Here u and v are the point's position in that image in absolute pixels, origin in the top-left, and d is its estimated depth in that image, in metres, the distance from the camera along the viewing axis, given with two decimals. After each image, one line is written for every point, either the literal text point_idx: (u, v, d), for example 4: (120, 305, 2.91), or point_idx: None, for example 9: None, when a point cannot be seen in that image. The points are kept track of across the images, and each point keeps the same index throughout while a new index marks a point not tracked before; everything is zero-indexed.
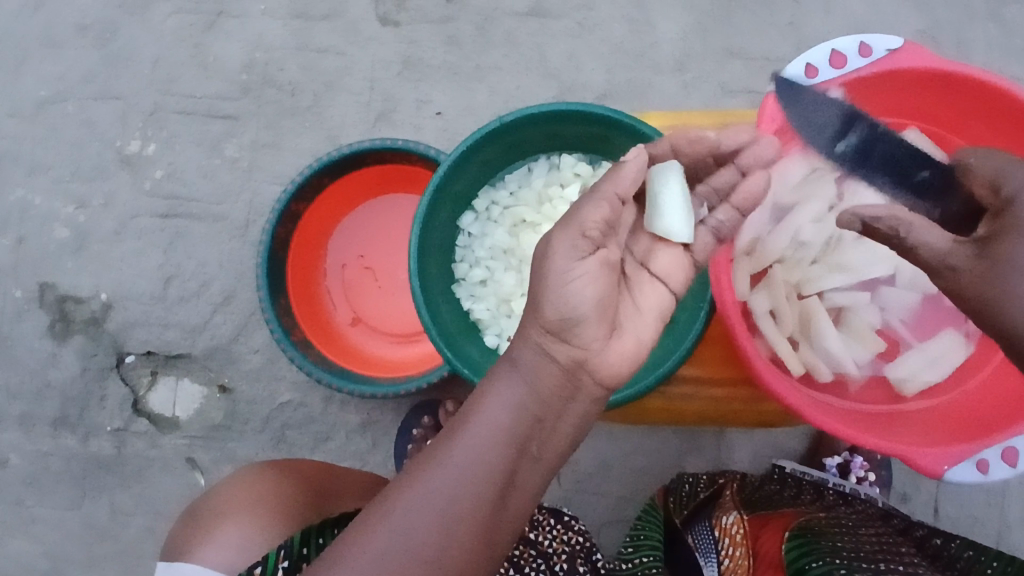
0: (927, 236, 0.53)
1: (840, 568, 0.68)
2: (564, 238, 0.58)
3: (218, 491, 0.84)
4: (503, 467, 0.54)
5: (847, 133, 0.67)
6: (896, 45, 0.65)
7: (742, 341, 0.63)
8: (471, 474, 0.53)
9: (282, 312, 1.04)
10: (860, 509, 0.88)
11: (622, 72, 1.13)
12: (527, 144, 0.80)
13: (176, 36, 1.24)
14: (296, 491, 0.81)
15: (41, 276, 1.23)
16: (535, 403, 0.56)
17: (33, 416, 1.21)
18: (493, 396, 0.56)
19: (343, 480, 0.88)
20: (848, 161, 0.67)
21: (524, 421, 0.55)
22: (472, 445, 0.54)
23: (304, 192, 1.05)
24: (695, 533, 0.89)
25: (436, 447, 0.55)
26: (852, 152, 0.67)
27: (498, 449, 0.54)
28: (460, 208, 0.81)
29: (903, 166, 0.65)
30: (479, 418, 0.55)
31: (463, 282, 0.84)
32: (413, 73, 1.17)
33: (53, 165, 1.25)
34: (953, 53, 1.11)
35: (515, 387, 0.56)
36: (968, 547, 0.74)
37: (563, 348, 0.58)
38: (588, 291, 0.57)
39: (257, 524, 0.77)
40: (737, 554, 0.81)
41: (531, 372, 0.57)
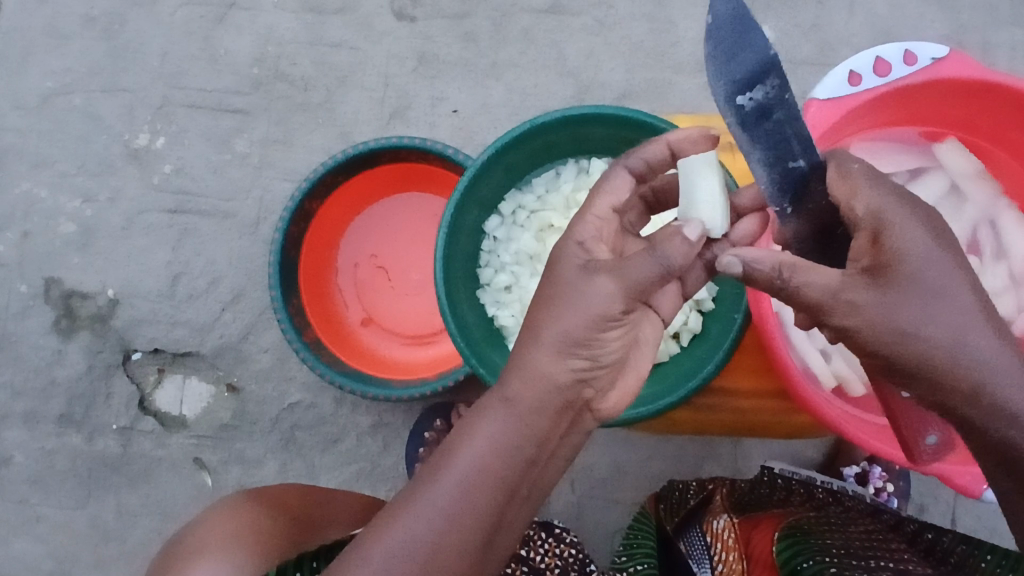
0: (813, 273, 0.50)
1: (831, 566, 0.67)
2: (612, 288, 0.52)
3: (200, 523, 0.80)
4: (490, 514, 0.50)
5: (754, 88, 0.49)
6: (941, 54, 0.64)
7: (778, 352, 0.62)
8: (456, 522, 0.49)
9: (294, 312, 1.02)
10: (851, 507, 0.85)
11: (641, 71, 1.11)
12: (556, 146, 0.78)
13: (185, 29, 1.21)
14: (279, 529, 0.78)
15: (46, 272, 1.21)
16: (531, 443, 0.51)
17: (38, 414, 1.19)
18: (481, 435, 0.51)
19: (329, 506, 0.88)
20: (746, 118, 0.51)
21: (518, 464, 0.51)
22: (459, 490, 0.49)
23: (318, 190, 1.02)
24: (688, 542, 0.86)
25: (416, 485, 0.51)
26: (753, 111, 0.50)
27: (487, 493, 0.50)
28: (486, 211, 0.80)
29: (788, 151, 0.52)
30: (473, 454, 0.50)
31: (488, 287, 0.82)
32: (428, 69, 1.15)
33: (59, 159, 1.23)
34: (977, 55, 1.09)
35: (515, 427, 0.51)
36: (960, 540, 0.69)
37: (565, 393, 0.53)
38: (612, 341, 0.54)
39: (244, 554, 0.73)
40: (731, 559, 0.79)
41: (527, 410, 0.52)
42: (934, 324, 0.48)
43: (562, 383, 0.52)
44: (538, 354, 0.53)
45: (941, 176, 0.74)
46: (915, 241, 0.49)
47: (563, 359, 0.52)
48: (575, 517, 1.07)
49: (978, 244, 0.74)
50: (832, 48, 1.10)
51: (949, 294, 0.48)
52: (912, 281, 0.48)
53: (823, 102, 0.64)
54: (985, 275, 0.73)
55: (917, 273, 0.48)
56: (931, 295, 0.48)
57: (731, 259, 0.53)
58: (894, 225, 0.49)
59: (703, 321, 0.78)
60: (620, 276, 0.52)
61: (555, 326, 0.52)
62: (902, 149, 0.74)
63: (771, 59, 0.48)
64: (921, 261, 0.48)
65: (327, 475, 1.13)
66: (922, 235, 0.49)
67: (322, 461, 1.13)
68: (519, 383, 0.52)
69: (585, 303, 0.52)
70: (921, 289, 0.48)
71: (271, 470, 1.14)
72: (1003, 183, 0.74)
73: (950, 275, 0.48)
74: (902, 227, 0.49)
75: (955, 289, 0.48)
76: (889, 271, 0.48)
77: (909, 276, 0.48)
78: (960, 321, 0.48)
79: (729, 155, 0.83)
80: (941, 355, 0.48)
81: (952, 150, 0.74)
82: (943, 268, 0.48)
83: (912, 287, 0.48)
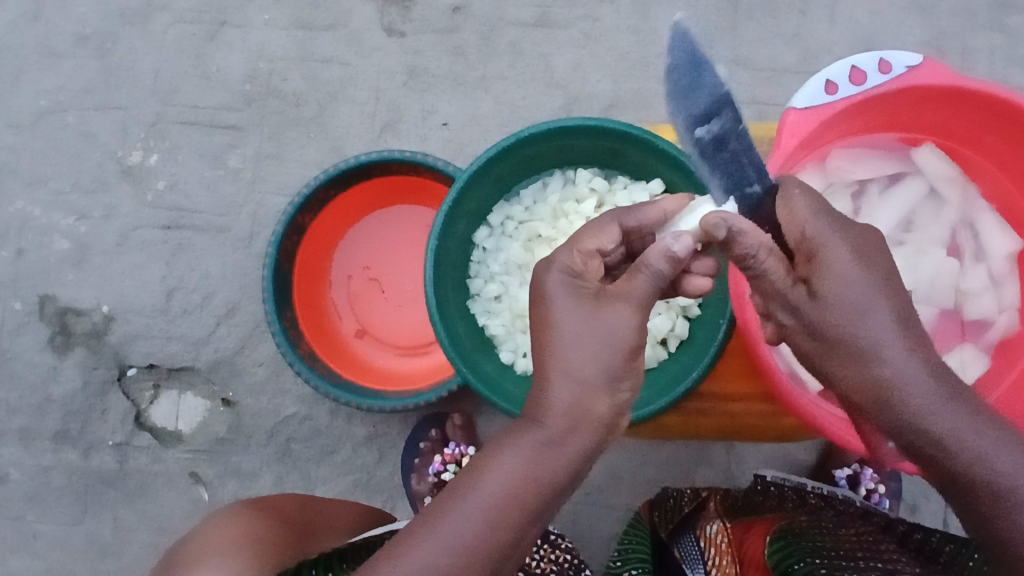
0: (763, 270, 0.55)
1: (822, 567, 0.68)
2: (629, 314, 0.53)
3: (196, 533, 0.81)
4: (513, 539, 0.50)
5: (709, 120, 0.57)
6: (914, 62, 0.66)
7: (766, 359, 0.63)
8: (473, 553, 0.49)
9: (288, 324, 1.03)
10: (843, 510, 0.87)
11: (628, 82, 1.13)
12: (543, 158, 0.79)
13: (177, 47, 1.22)
14: (272, 536, 0.79)
15: (41, 289, 1.21)
16: (559, 475, 0.51)
17: (34, 431, 1.19)
18: (508, 462, 0.51)
19: (322, 516, 0.90)
20: (705, 148, 0.59)
21: (545, 493, 0.51)
22: (477, 521, 0.49)
23: (311, 204, 1.03)
24: (682, 546, 0.87)
25: (432, 515, 0.51)
26: (709, 141, 0.59)
27: (510, 524, 0.50)
28: (475, 222, 0.81)
29: (745, 177, 0.59)
30: (498, 480, 0.51)
31: (478, 297, 0.83)
32: (418, 83, 1.16)
33: (53, 177, 1.24)
34: (957, 62, 1.12)
35: (542, 458, 0.51)
36: (949, 540, 0.72)
37: (597, 425, 0.52)
38: (639, 367, 0.54)
39: (246, 554, 0.74)
40: (723, 563, 0.80)
41: (562, 443, 0.52)
42: (851, 342, 0.53)
43: (591, 411, 0.52)
44: (570, 387, 0.52)
45: (920, 181, 0.76)
46: (840, 266, 0.54)
47: (600, 392, 0.52)
48: (571, 524, 1.08)
49: (959, 246, 0.76)
50: (815, 58, 1.12)
51: (869, 313, 0.53)
52: (836, 299, 0.53)
53: (801, 111, 0.65)
54: (966, 277, 0.75)
55: (843, 293, 0.53)
56: (854, 314, 0.53)
57: (717, 218, 0.54)
58: (825, 245, 0.54)
59: (689, 327, 0.79)
60: (634, 303, 0.53)
61: (580, 355, 0.52)
62: (882, 155, 0.76)
63: (724, 96, 0.57)
64: (847, 282, 0.53)
65: (323, 487, 1.13)
66: (846, 260, 0.54)
67: (318, 472, 1.14)
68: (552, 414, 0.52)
69: (609, 332, 0.53)
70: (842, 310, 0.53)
71: (268, 483, 1.14)
72: (981, 186, 0.76)
73: (873, 294, 0.53)
74: (833, 252, 0.54)
75: (877, 305, 0.53)
76: (819, 287, 0.54)
77: (833, 297, 0.53)
78: (881, 334, 0.52)
79: None
80: (858, 369, 0.53)
81: (928, 154, 0.75)
82: (867, 288, 0.53)
83: (837, 306, 0.53)
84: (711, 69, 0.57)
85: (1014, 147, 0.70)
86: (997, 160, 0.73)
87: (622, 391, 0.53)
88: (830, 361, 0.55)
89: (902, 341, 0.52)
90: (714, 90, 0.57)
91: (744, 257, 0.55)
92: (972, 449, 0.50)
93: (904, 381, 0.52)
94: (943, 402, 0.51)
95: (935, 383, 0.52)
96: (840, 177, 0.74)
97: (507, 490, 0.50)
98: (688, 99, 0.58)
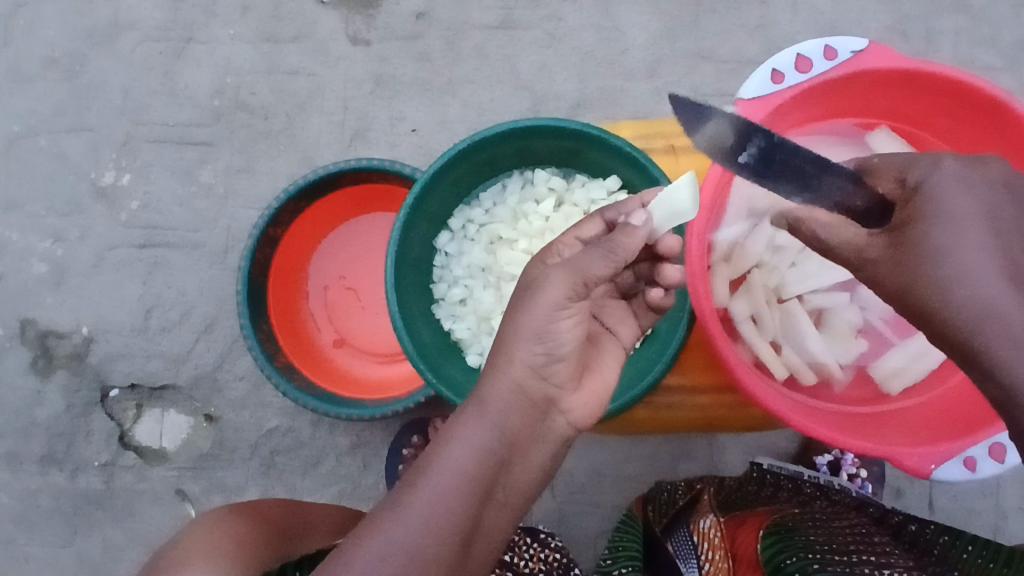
0: (843, 237, 0.53)
1: (813, 564, 0.68)
2: (564, 280, 0.54)
3: (180, 538, 0.81)
4: (467, 514, 0.50)
5: (746, 145, 0.56)
6: (861, 46, 0.66)
7: (723, 350, 0.63)
8: (431, 527, 0.49)
9: (265, 337, 1.03)
10: (837, 501, 0.87)
11: (594, 80, 1.13)
12: (500, 160, 0.79)
13: (145, 65, 1.23)
14: (257, 539, 0.79)
15: (21, 313, 1.21)
16: (500, 444, 0.52)
17: (21, 454, 1.19)
18: (456, 440, 0.52)
19: (308, 521, 0.89)
20: (754, 171, 0.57)
21: (491, 465, 0.52)
22: (432, 496, 0.50)
23: (282, 216, 1.03)
24: (675, 541, 0.87)
25: (391, 506, 0.51)
26: (757, 165, 0.57)
27: (462, 498, 0.50)
28: (435, 227, 0.81)
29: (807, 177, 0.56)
30: (449, 457, 0.51)
31: (443, 302, 0.83)
32: (385, 90, 1.16)
33: (28, 202, 1.24)
34: (919, 45, 1.12)
35: (484, 430, 0.52)
36: (942, 532, 0.72)
37: (535, 399, 0.55)
38: (568, 333, 0.55)
39: (229, 555, 0.75)
40: (717, 558, 0.80)
41: (498, 413, 0.53)
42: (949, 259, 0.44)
43: (528, 389, 0.54)
44: (505, 359, 0.54)
45: None
46: (942, 197, 0.46)
47: (530, 358, 0.54)
48: (557, 523, 1.08)
49: None
50: (779, 47, 1.12)
51: (957, 245, 0.44)
52: (918, 238, 0.46)
53: (748, 102, 0.66)
54: None
55: (925, 226, 0.46)
56: (936, 251, 0.45)
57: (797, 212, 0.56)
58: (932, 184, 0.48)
59: None
60: (571, 268, 0.55)
61: (521, 351, 0.54)
62: (841, 140, 0.76)
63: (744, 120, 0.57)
64: (944, 214, 0.46)
65: (309, 498, 1.13)
66: (957, 189, 0.46)
67: (302, 484, 1.14)
68: (485, 390, 0.54)
69: (534, 298, 0.55)
70: (937, 241, 0.45)
71: (253, 496, 1.14)
72: None
73: (970, 231, 0.45)
74: (935, 188, 0.47)
75: (972, 238, 0.44)
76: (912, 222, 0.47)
77: (912, 238, 0.47)
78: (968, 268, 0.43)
79: (672, 159, 0.85)
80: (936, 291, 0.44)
81: (884, 137, 0.74)
82: (969, 219, 0.45)
83: (929, 235, 0.46)
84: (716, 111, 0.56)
85: (966, 126, 0.70)
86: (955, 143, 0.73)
87: (552, 356, 0.54)
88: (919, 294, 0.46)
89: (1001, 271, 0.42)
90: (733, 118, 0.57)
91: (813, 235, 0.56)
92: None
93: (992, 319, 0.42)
94: None
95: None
96: None
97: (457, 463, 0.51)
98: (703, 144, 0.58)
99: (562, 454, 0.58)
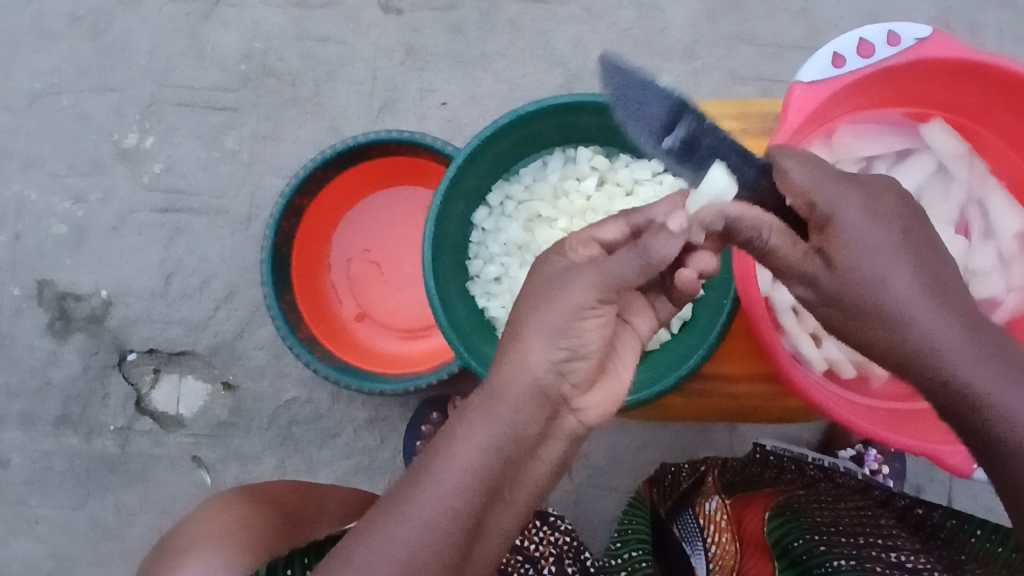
0: (777, 242, 0.51)
1: (821, 544, 0.69)
2: (592, 281, 0.52)
3: (187, 523, 0.82)
4: (470, 514, 0.49)
5: (674, 128, 0.52)
6: (924, 34, 0.64)
7: (767, 337, 0.62)
8: (432, 527, 0.48)
9: (288, 308, 1.02)
10: (841, 483, 0.86)
11: (630, 59, 1.11)
12: (544, 135, 0.78)
13: (172, 26, 1.21)
14: (260, 529, 0.79)
15: (39, 273, 1.20)
16: (511, 441, 0.51)
17: (35, 415, 1.19)
18: (464, 436, 0.51)
19: (317, 505, 0.89)
20: (680, 158, 0.53)
21: (497, 462, 0.50)
22: (436, 493, 0.49)
23: (309, 184, 1.02)
24: (681, 524, 0.87)
25: (396, 499, 0.50)
26: (683, 149, 0.53)
27: (466, 498, 0.49)
28: (474, 202, 0.79)
29: (740, 166, 0.54)
30: (455, 454, 0.50)
31: (478, 279, 0.82)
32: (416, 61, 1.14)
33: (49, 160, 1.22)
34: (965, 36, 1.09)
35: (495, 426, 0.51)
36: (950, 515, 0.71)
37: (549, 401, 0.53)
38: (590, 332, 0.53)
39: (232, 548, 0.76)
40: (723, 541, 0.79)
41: (511, 409, 0.52)
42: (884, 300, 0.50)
43: (545, 386, 0.53)
44: (520, 355, 0.53)
45: (929, 157, 0.73)
46: (857, 230, 0.50)
47: (548, 353, 0.52)
48: (573, 505, 1.07)
49: (967, 225, 0.74)
50: (820, 33, 1.10)
51: (887, 278, 0.50)
52: (856, 275, 0.50)
53: (807, 86, 0.64)
54: (974, 256, 0.73)
55: (853, 255, 0.50)
56: (869, 282, 0.50)
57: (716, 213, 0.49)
58: (840, 208, 0.51)
59: (694, 308, 0.77)
60: (602, 271, 0.53)
61: (538, 350, 0.52)
62: (890, 131, 0.74)
63: (675, 97, 0.51)
64: (862, 243, 0.50)
65: (326, 470, 1.13)
66: (860, 216, 0.50)
67: (319, 455, 1.13)
68: (495, 385, 0.53)
69: (558, 298, 0.53)
70: (870, 275, 0.50)
71: (270, 466, 1.14)
72: (991, 162, 0.74)
73: (895, 262, 0.50)
74: (844, 218, 0.51)
75: (897, 270, 0.50)
76: (831, 255, 0.51)
77: (847, 264, 0.50)
78: (905, 298, 0.50)
79: None
80: (883, 330, 0.50)
81: (938, 130, 0.73)
82: (891, 251, 0.50)
83: (854, 274, 0.50)
84: (648, 82, 0.52)
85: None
86: (1009, 138, 0.71)
87: (570, 355, 0.53)
88: (865, 330, 0.52)
89: (929, 301, 0.49)
90: (660, 91, 0.52)
91: (750, 241, 0.51)
92: (982, 402, 0.47)
93: (934, 342, 0.49)
94: (982, 356, 0.48)
95: (958, 333, 0.48)
96: (847, 153, 0.72)
97: (462, 461, 0.50)
98: (643, 118, 0.53)
99: (573, 452, 0.56)
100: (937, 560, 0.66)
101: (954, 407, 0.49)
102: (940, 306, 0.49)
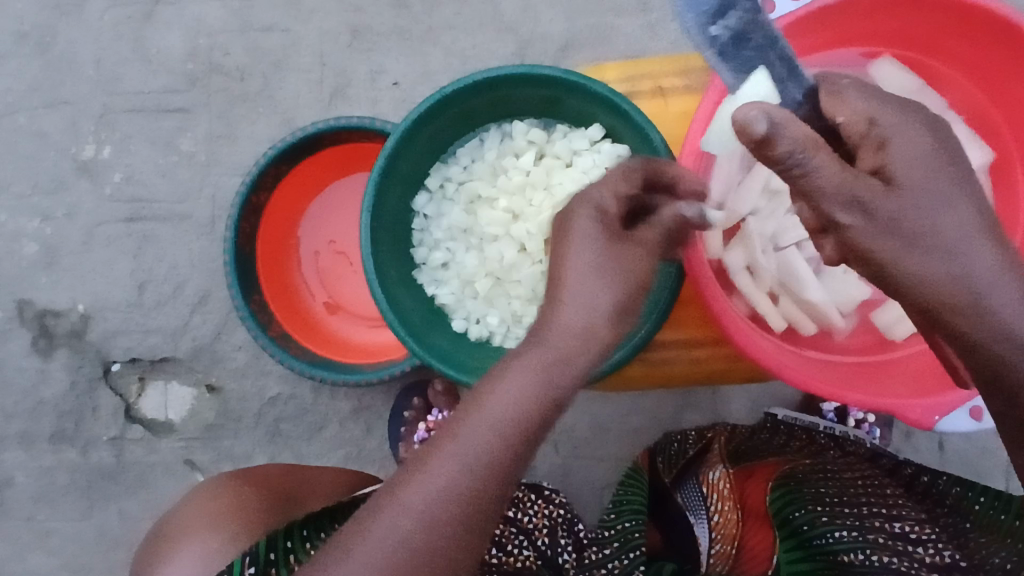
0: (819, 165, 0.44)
1: (823, 515, 0.67)
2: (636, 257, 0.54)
3: (177, 512, 0.82)
4: (508, 461, 0.49)
5: (726, 16, 0.47)
6: None
7: (715, 303, 0.60)
8: (471, 479, 0.48)
9: (256, 307, 1.01)
10: (850, 452, 0.84)
11: (581, 18, 1.07)
12: (475, 113, 0.75)
13: (116, 31, 1.18)
14: (251, 511, 0.79)
15: (17, 294, 1.21)
16: (555, 389, 0.50)
17: (32, 433, 1.21)
18: (509, 381, 0.50)
19: (309, 482, 0.86)
20: (722, 48, 0.49)
21: (538, 411, 0.50)
22: (480, 441, 0.48)
23: (264, 181, 1.00)
24: (684, 493, 0.84)
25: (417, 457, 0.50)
26: (728, 40, 0.48)
27: (507, 448, 0.49)
28: (412, 187, 0.77)
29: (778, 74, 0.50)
30: (491, 404, 0.49)
31: (425, 267, 0.80)
32: (363, 42, 1.11)
33: (12, 181, 1.22)
34: None
35: (537, 376, 0.50)
36: (955, 483, 0.71)
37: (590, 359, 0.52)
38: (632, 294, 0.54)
39: (225, 531, 0.76)
40: (726, 509, 0.79)
41: (554, 359, 0.50)
42: (939, 233, 0.46)
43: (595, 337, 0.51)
44: (566, 309, 0.52)
45: None
46: (921, 153, 0.46)
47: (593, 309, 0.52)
48: (562, 478, 1.07)
49: None
50: None
51: (950, 208, 0.46)
52: (919, 197, 0.46)
53: None
54: None
55: (919, 181, 0.46)
56: (930, 210, 0.46)
57: (757, 112, 0.42)
58: (897, 131, 0.47)
59: None
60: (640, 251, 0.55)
61: (583, 301, 0.52)
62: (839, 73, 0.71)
63: None
64: (919, 174, 0.46)
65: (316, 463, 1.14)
66: (924, 141, 0.47)
67: (309, 450, 1.14)
68: (543, 335, 0.51)
69: (614, 267, 0.53)
70: (932, 201, 0.46)
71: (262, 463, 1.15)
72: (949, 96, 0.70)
73: (956, 191, 0.47)
74: (905, 139, 0.47)
75: (960, 201, 0.47)
76: (892, 174, 0.46)
77: (911, 188, 0.46)
78: (964, 229, 0.46)
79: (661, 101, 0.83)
80: (940, 262, 0.47)
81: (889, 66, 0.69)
82: (951, 180, 0.47)
83: (911, 196, 0.46)
84: None
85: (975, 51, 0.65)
86: (963, 67, 0.68)
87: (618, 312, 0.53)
88: (909, 262, 0.47)
89: (985, 239, 0.47)
90: None
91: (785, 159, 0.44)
92: None
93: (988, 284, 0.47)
94: None
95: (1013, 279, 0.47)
96: None
97: (506, 410, 0.49)
98: None
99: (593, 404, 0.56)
100: (942, 529, 0.65)
101: (1004, 357, 0.47)
102: (991, 247, 0.47)
